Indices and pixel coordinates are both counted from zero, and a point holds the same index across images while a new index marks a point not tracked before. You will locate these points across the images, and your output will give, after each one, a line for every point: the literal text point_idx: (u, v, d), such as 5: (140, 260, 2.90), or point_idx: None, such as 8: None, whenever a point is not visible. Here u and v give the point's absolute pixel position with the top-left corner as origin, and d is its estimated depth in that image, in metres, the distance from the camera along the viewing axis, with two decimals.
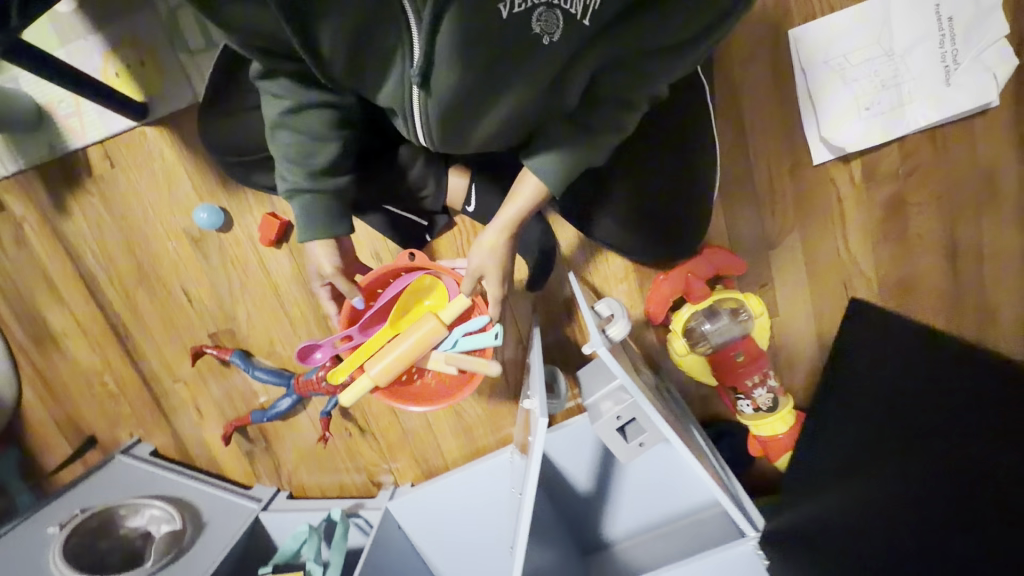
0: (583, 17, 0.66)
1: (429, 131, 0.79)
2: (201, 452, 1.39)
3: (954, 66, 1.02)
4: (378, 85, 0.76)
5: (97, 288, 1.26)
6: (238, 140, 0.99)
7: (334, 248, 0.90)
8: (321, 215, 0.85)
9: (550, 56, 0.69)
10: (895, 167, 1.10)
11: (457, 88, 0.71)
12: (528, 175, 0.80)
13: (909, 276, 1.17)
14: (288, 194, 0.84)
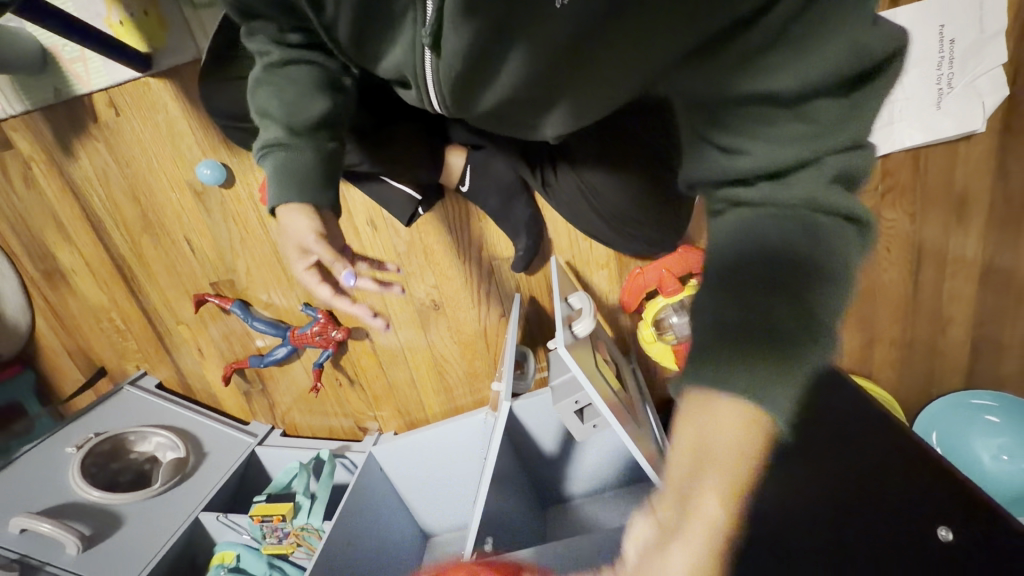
0: None
1: (442, 100, 0.68)
2: (203, 389, 1.51)
3: (947, 90, 1.04)
4: (391, 41, 0.68)
5: (104, 231, 1.32)
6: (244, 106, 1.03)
7: (318, 217, 0.79)
8: (291, 177, 0.78)
9: (563, 27, 0.54)
10: (874, 183, 1.14)
11: (470, 51, 0.58)
12: (723, 421, 0.38)
13: (872, 286, 1.25)
14: (264, 152, 0.80)
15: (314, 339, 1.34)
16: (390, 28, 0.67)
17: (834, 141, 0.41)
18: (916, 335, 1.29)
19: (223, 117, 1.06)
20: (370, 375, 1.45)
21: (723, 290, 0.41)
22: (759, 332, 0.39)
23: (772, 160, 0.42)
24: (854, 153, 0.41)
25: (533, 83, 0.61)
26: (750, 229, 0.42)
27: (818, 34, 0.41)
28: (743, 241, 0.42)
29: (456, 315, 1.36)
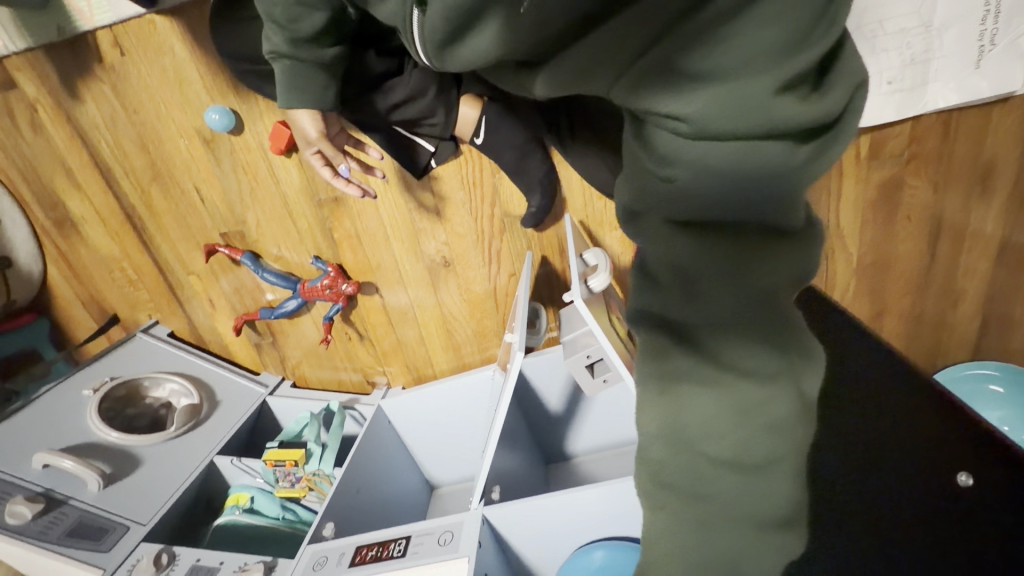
0: None
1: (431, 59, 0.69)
2: (214, 340, 1.52)
3: (988, 47, 0.99)
4: None
5: (113, 178, 1.30)
6: (254, 49, 1.00)
7: (318, 116, 1.03)
8: (296, 85, 0.91)
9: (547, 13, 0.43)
10: (900, 148, 1.11)
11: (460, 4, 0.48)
12: None
13: (888, 256, 1.23)
14: (272, 57, 0.90)
15: (324, 293, 1.34)
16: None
17: (767, 222, 0.39)
18: (924, 309, 1.29)
19: (232, 58, 1.03)
20: (379, 330, 1.46)
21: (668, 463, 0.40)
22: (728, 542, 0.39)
23: (705, 270, 0.39)
24: (798, 253, 0.40)
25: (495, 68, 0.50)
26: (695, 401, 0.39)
27: (743, 94, 0.36)
28: (688, 398, 0.39)
29: (465, 274, 1.36)
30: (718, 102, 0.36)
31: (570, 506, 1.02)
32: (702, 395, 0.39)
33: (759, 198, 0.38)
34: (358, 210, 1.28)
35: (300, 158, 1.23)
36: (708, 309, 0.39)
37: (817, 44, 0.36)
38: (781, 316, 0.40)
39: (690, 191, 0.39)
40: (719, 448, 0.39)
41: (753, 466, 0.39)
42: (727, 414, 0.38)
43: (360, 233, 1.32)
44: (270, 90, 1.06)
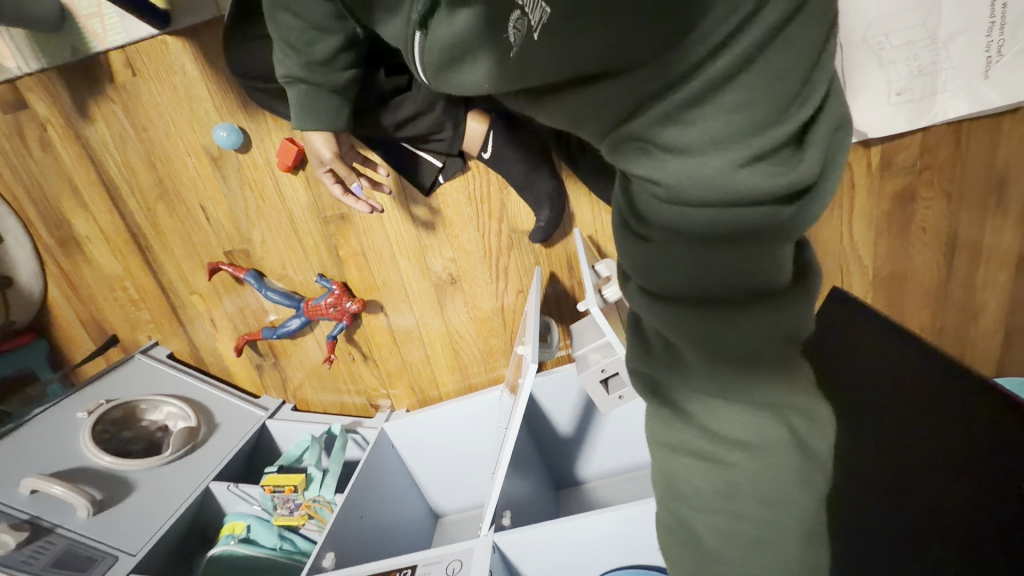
0: (534, 30, 0.44)
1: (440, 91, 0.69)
2: (215, 361, 1.49)
3: (996, 58, 0.98)
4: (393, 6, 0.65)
5: (118, 196, 1.30)
6: (265, 65, 1.01)
7: (331, 138, 1.02)
8: (312, 108, 0.91)
9: (525, 66, 0.46)
10: (911, 160, 1.10)
11: (457, 42, 0.53)
12: None
13: (903, 269, 1.21)
14: (287, 81, 0.90)
15: (328, 312, 1.31)
16: (392, 4, 0.65)
17: (747, 292, 0.38)
18: (944, 323, 1.25)
19: (243, 75, 1.04)
20: (383, 349, 1.42)
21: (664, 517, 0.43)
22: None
23: (682, 338, 0.40)
24: (788, 315, 0.39)
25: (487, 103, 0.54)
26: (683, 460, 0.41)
27: (706, 169, 0.37)
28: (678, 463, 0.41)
29: (472, 291, 1.33)
30: (686, 174, 0.37)
31: (584, 532, 0.96)
32: (696, 467, 0.40)
33: (733, 263, 0.38)
34: (365, 227, 1.27)
35: (307, 175, 1.23)
36: (689, 376, 0.40)
37: (790, 115, 0.36)
38: (770, 376, 0.39)
39: (666, 256, 0.40)
40: (717, 515, 0.40)
41: (757, 541, 0.39)
42: (716, 487, 0.39)
43: (366, 250, 1.30)
44: (280, 107, 1.06)
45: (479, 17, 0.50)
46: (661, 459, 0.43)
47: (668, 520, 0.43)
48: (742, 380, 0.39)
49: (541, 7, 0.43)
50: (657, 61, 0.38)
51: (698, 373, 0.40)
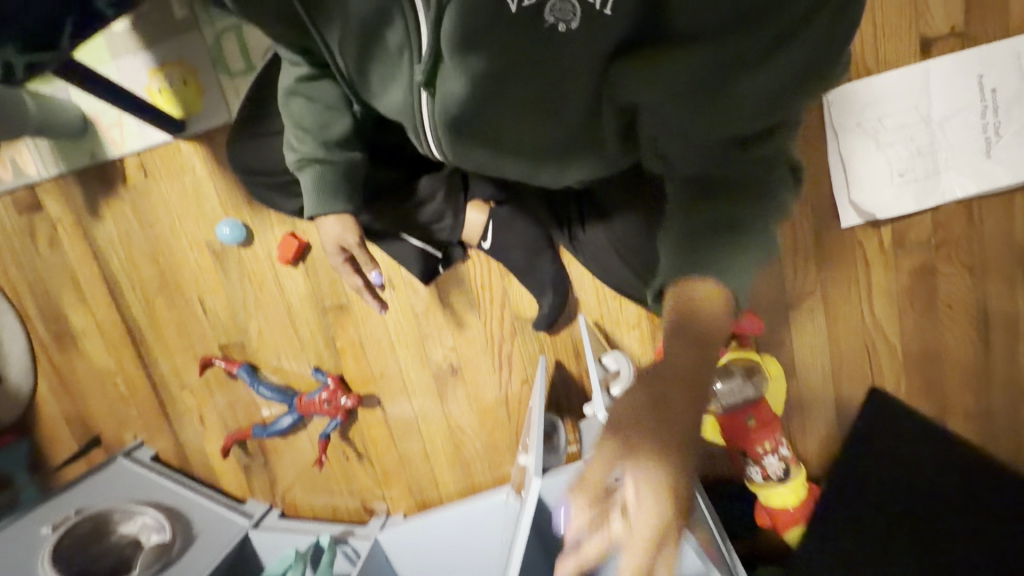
0: (603, 7, 0.52)
1: (439, 145, 0.72)
2: (200, 463, 1.38)
3: (995, 139, 0.98)
4: (388, 77, 0.68)
5: (119, 292, 1.29)
6: (266, 163, 1.00)
7: (346, 223, 0.92)
8: (330, 188, 0.86)
9: (580, 49, 0.56)
10: (925, 236, 1.06)
11: (485, 72, 0.59)
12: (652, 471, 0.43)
13: (936, 349, 1.12)
14: (300, 165, 0.85)
15: (321, 408, 1.25)
16: (388, 74, 0.68)
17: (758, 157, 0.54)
18: (992, 406, 1.13)
19: (240, 170, 1.01)
20: (380, 446, 1.32)
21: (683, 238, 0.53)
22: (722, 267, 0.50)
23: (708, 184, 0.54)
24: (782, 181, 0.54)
25: (528, 106, 0.63)
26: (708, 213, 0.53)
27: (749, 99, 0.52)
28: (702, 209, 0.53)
29: (475, 382, 1.25)
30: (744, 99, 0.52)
31: None
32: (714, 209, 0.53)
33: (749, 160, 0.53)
34: (363, 317, 1.24)
35: (308, 267, 1.22)
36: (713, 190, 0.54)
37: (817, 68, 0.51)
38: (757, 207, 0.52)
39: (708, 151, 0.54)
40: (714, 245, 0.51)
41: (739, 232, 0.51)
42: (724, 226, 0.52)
43: (364, 339, 1.25)
44: (278, 200, 1.04)
45: (504, 32, 0.55)
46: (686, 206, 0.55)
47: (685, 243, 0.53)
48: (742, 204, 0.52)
49: None
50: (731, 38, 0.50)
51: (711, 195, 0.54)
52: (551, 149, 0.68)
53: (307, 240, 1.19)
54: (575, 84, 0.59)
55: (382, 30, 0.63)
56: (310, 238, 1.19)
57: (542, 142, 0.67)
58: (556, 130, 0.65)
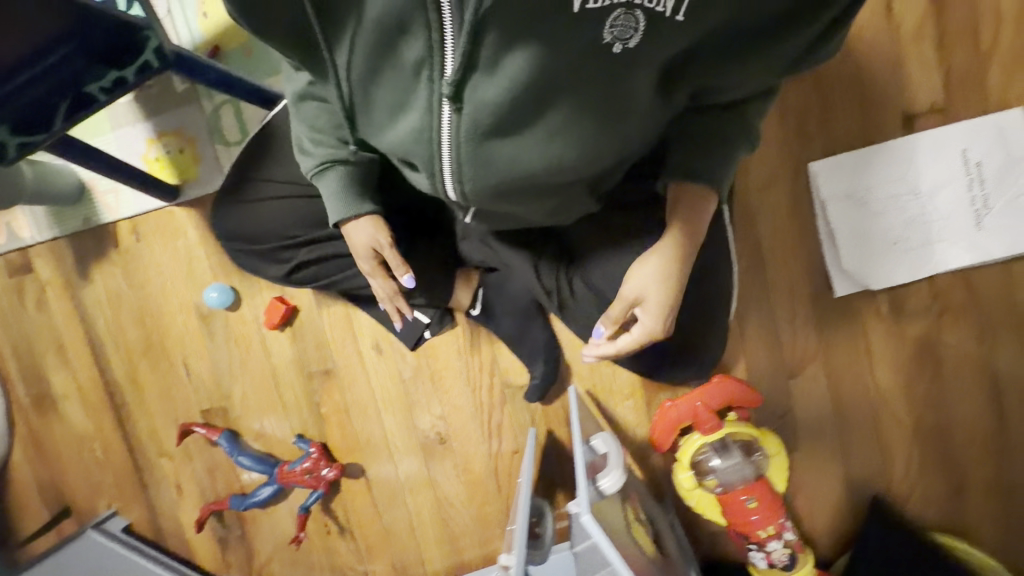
0: (673, 14, 0.59)
1: (459, 171, 0.73)
2: (175, 534, 1.32)
3: (985, 211, 0.98)
4: (407, 101, 0.68)
5: (103, 354, 1.27)
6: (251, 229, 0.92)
7: (377, 223, 0.88)
8: (354, 189, 0.85)
9: (636, 58, 0.63)
10: (925, 305, 1.03)
11: (530, 77, 0.62)
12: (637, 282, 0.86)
13: (945, 420, 1.07)
14: (323, 167, 0.83)
15: (302, 479, 1.19)
16: (399, 100, 0.69)
17: (748, 125, 0.79)
18: (1008, 480, 1.07)
19: (222, 235, 0.93)
20: (363, 518, 1.26)
21: (679, 167, 0.81)
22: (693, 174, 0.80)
23: (715, 139, 0.79)
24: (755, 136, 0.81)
25: (572, 116, 0.68)
26: (699, 154, 0.79)
27: (757, 74, 0.72)
28: (697, 152, 0.80)
29: (463, 450, 1.20)
30: (747, 84, 0.73)
31: None
32: (703, 145, 0.79)
33: (744, 127, 0.78)
34: (349, 382, 1.20)
35: (294, 330, 1.20)
36: (714, 146, 0.79)
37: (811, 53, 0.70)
38: (733, 146, 0.79)
39: (720, 122, 0.78)
40: (699, 163, 0.80)
41: (707, 164, 0.79)
42: (702, 161, 0.79)
43: (350, 404, 1.21)
44: (260, 267, 0.95)
45: (559, 35, 0.59)
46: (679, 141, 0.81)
47: (677, 163, 0.81)
48: (723, 149, 0.79)
49: None
50: (760, 38, 0.67)
51: (716, 154, 0.79)
52: (569, 159, 0.74)
53: (294, 304, 1.18)
54: (618, 89, 0.66)
55: (400, 42, 0.63)
56: (297, 301, 1.18)
57: (561, 155, 0.73)
58: (582, 137, 0.71)
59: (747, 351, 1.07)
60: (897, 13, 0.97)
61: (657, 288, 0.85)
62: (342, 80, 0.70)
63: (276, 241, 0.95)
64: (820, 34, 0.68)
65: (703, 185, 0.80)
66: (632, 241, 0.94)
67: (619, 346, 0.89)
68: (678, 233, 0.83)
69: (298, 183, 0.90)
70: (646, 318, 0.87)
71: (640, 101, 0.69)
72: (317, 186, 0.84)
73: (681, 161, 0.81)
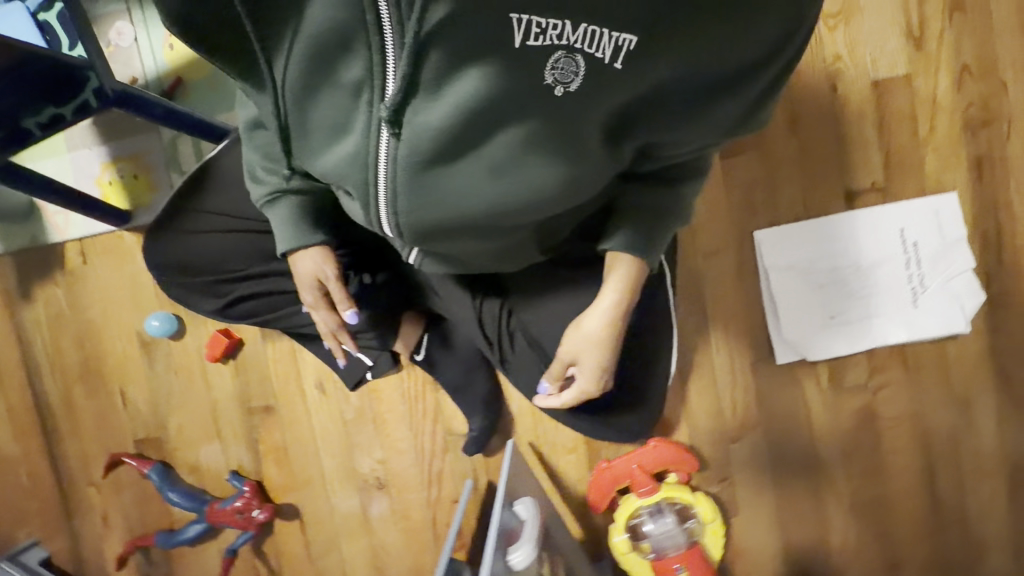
0: (613, 61, 0.59)
1: (394, 200, 0.69)
2: (97, 569, 1.26)
3: (921, 289, 1.00)
4: (346, 126, 0.65)
5: (39, 376, 1.23)
6: (185, 261, 0.90)
7: (322, 254, 0.83)
8: (305, 220, 0.81)
9: (579, 102, 0.62)
10: (863, 378, 1.04)
11: (472, 108, 0.60)
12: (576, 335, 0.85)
13: (883, 494, 1.07)
14: (274, 198, 0.80)
15: (233, 519, 1.16)
16: (338, 123, 0.66)
17: (696, 178, 0.78)
18: (943, 559, 1.07)
19: (157, 266, 0.90)
20: (295, 563, 1.21)
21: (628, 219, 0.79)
22: (645, 228, 0.78)
23: (664, 194, 0.77)
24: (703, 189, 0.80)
25: (518, 152, 0.65)
26: (648, 205, 0.78)
27: (706, 134, 0.71)
28: (645, 203, 0.78)
29: (403, 497, 1.17)
30: (698, 143, 0.72)
31: None
32: (653, 198, 0.77)
33: (692, 183, 0.78)
34: (290, 420, 1.18)
35: (238, 364, 1.18)
36: (663, 203, 0.77)
37: (754, 119, 0.71)
38: (682, 200, 0.78)
39: (671, 175, 0.77)
40: (646, 218, 0.78)
41: (656, 215, 0.78)
42: (651, 215, 0.78)
43: (290, 443, 1.18)
44: (194, 301, 0.92)
45: (503, 65, 0.57)
46: (630, 194, 0.79)
47: (627, 216, 0.79)
48: (672, 203, 0.78)
49: (612, 45, 0.57)
50: (709, 98, 0.66)
51: (667, 207, 0.78)
52: (514, 196, 0.71)
53: (238, 337, 1.16)
54: (563, 130, 0.64)
55: (343, 61, 0.60)
56: (243, 335, 1.16)
57: (507, 191, 0.70)
58: (526, 175, 0.68)
59: (689, 413, 1.07)
60: (840, 94, 1.01)
61: (597, 342, 0.83)
62: (282, 97, 0.66)
63: (210, 275, 0.90)
64: (763, 97, 0.69)
65: (653, 238, 0.79)
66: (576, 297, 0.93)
67: (563, 400, 0.91)
68: (614, 295, 0.81)
69: (240, 217, 0.88)
70: (586, 373, 0.87)
71: (585, 148, 0.68)
72: (268, 216, 0.81)
73: (630, 214, 0.78)
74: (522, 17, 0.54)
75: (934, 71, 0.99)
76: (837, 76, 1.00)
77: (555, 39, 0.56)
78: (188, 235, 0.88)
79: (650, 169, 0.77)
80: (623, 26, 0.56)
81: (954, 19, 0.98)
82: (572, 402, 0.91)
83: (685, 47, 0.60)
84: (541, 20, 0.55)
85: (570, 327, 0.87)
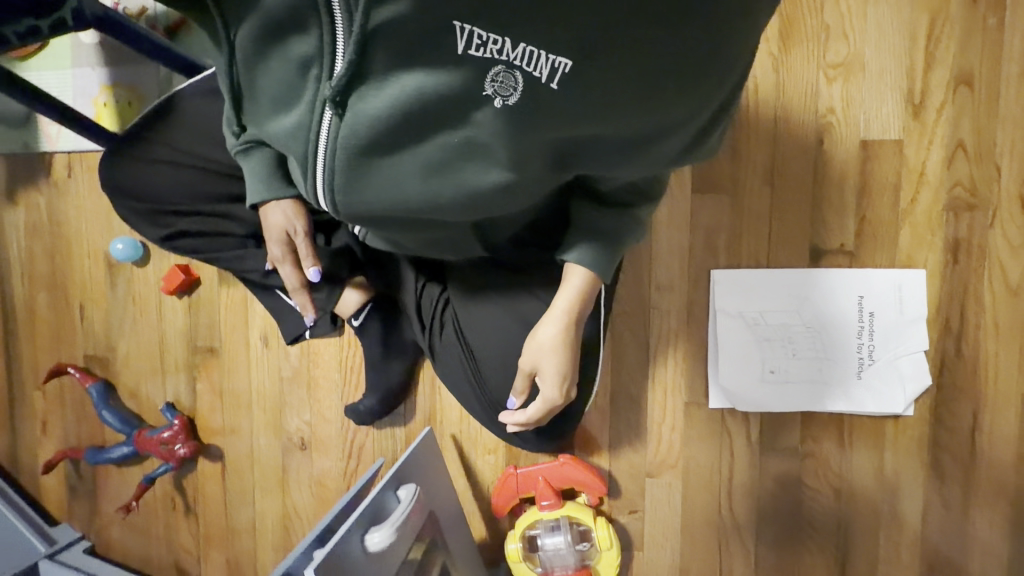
0: (550, 80, 0.53)
1: (329, 187, 0.63)
2: (29, 471, 1.31)
3: (868, 361, 0.98)
4: (291, 100, 0.60)
5: (8, 278, 1.27)
6: (136, 187, 0.91)
7: (295, 207, 0.81)
8: (278, 172, 0.77)
9: (523, 119, 0.55)
10: (793, 443, 1.02)
11: (413, 106, 0.55)
12: (532, 346, 0.81)
13: (789, 562, 1.04)
14: (247, 146, 0.73)
15: (156, 449, 1.18)
16: (283, 97, 0.61)
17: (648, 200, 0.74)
18: None
19: (110, 186, 0.92)
20: (210, 505, 1.24)
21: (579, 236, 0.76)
22: (601, 245, 0.75)
23: (617, 216, 0.74)
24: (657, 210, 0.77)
25: (461, 157, 0.59)
26: (600, 225, 0.74)
27: (662, 164, 0.66)
28: (596, 221, 0.75)
29: (322, 463, 1.19)
30: (653, 170, 0.67)
31: None
32: (605, 216, 0.74)
33: (642, 207, 0.74)
34: (230, 366, 1.20)
35: (191, 302, 1.20)
36: (614, 227, 0.74)
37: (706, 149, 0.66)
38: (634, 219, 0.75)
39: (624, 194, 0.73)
40: (593, 235, 0.75)
41: (607, 236, 0.75)
42: (601, 235, 0.75)
43: (226, 389, 1.21)
44: (142, 227, 0.95)
45: (448, 67, 0.52)
46: (583, 211, 0.76)
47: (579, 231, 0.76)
48: (623, 222, 0.74)
49: (550, 63, 0.51)
50: (666, 132, 0.60)
51: (624, 228, 0.75)
52: (455, 201, 0.65)
53: (196, 276, 1.18)
54: (508, 148, 0.58)
55: (294, 36, 0.56)
56: (201, 275, 1.19)
57: (449, 194, 0.64)
58: (467, 184, 0.63)
59: (611, 439, 1.06)
60: (826, 150, 0.98)
61: (556, 351, 0.79)
62: (232, 59, 0.63)
63: (157, 204, 0.92)
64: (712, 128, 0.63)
65: (606, 256, 0.75)
66: (515, 297, 0.92)
67: (529, 416, 0.85)
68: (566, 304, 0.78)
69: (200, 156, 0.90)
70: (549, 384, 0.82)
71: (530, 166, 0.62)
72: (241, 166, 0.75)
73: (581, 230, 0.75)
74: (463, 24, 0.49)
75: (927, 144, 0.95)
76: (826, 130, 0.97)
77: (496, 53, 0.50)
78: (144, 162, 0.91)
79: (610, 191, 0.73)
80: (561, 46, 0.50)
81: (959, 95, 0.94)
82: (540, 417, 0.85)
83: (639, 78, 0.54)
84: (482, 31, 0.49)
85: (527, 338, 0.83)
